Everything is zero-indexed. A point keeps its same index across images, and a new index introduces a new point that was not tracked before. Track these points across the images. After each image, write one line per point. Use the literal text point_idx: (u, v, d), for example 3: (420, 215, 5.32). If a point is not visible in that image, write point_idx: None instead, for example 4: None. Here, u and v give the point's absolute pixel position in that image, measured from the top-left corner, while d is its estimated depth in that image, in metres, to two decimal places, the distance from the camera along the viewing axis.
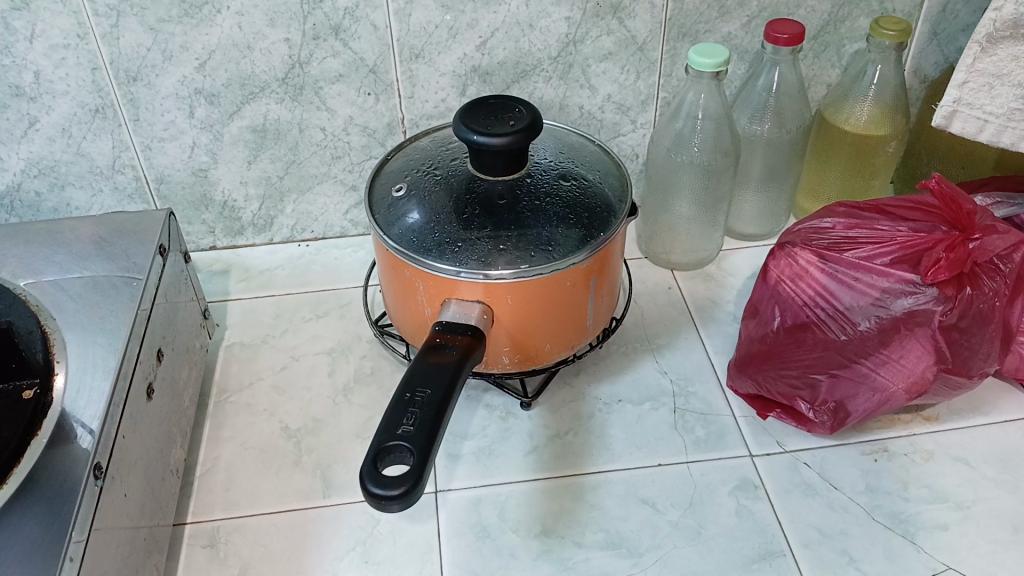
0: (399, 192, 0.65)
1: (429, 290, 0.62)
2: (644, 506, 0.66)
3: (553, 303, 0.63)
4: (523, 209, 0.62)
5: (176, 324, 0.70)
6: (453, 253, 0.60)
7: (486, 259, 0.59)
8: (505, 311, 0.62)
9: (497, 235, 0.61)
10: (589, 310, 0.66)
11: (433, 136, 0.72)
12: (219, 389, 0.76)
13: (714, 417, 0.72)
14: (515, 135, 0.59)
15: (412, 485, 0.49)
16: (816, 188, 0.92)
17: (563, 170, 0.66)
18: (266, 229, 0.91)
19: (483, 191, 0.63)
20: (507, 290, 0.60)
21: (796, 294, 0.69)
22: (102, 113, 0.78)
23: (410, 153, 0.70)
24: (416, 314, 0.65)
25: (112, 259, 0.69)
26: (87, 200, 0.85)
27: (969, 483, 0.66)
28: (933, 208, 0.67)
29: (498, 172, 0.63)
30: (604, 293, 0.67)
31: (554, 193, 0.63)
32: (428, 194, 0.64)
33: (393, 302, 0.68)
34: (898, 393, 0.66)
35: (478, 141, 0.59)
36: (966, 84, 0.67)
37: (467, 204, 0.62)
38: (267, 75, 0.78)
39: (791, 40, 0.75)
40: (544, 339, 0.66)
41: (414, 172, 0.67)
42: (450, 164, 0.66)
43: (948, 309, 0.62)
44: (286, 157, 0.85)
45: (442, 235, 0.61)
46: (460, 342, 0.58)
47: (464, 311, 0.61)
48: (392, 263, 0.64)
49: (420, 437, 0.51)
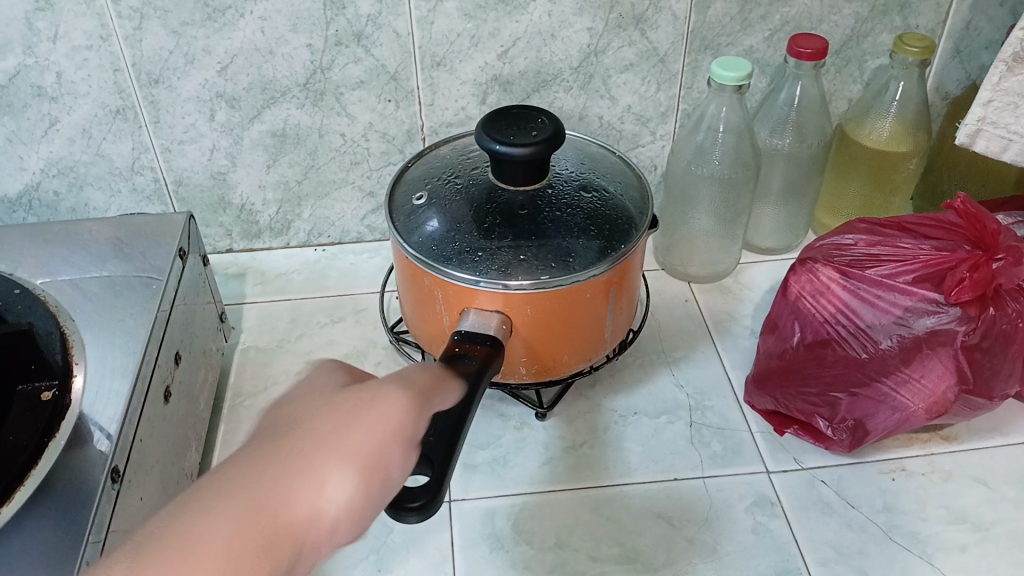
0: (419, 200, 0.65)
1: (448, 299, 0.62)
2: (660, 520, 0.65)
3: (571, 316, 0.63)
4: (544, 220, 0.61)
5: (193, 326, 0.70)
6: (473, 262, 0.60)
7: (506, 269, 0.59)
8: (524, 321, 0.62)
9: (518, 245, 0.60)
10: (608, 323, 0.66)
11: (455, 144, 0.72)
12: (234, 393, 0.76)
13: (731, 432, 0.72)
14: (537, 146, 0.59)
15: (423, 500, 0.50)
16: (835, 203, 0.91)
17: (584, 181, 0.66)
18: (283, 233, 0.91)
19: (504, 201, 0.62)
20: (526, 300, 0.60)
21: (817, 311, 0.69)
22: (123, 115, 0.78)
23: (430, 160, 0.70)
24: (434, 322, 0.65)
25: (130, 260, 0.69)
26: (105, 200, 0.85)
27: (988, 504, 0.66)
28: (956, 226, 0.67)
29: (519, 184, 0.62)
30: (622, 306, 0.67)
31: (576, 204, 0.63)
32: (449, 202, 0.64)
33: (411, 311, 0.68)
34: (918, 412, 0.65)
35: (500, 151, 0.59)
36: (991, 103, 0.67)
37: (487, 214, 0.62)
38: (288, 80, 0.78)
39: (814, 54, 0.75)
40: (562, 351, 0.66)
41: (435, 181, 0.67)
42: (471, 173, 0.66)
43: (971, 329, 0.62)
44: (305, 162, 0.85)
45: (462, 244, 0.61)
46: (478, 353, 0.58)
47: (483, 320, 0.61)
48: (411, 272, 0.64)
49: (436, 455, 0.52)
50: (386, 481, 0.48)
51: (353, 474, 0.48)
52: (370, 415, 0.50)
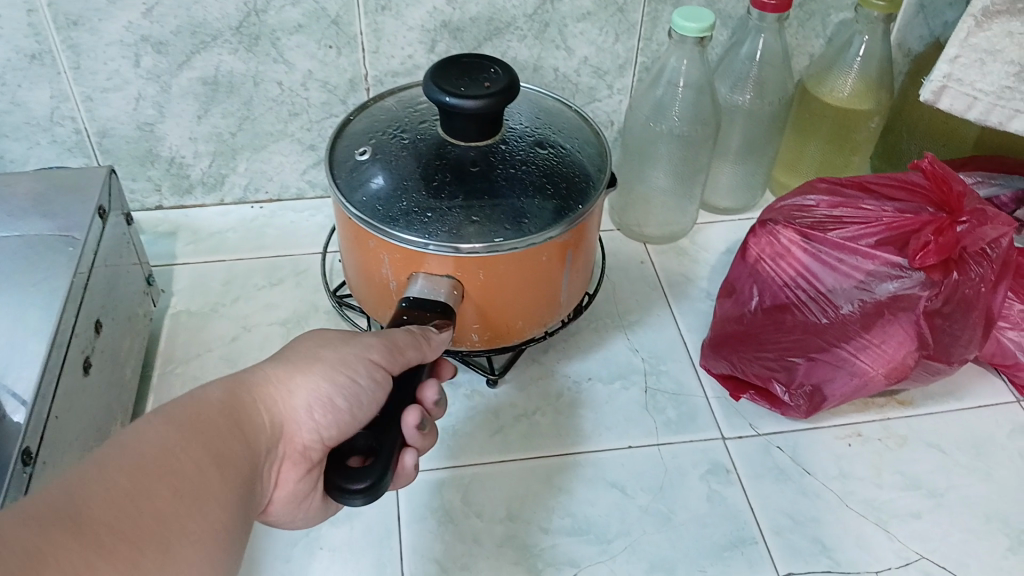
0: (362, 155, 0.61)
1: (394, 262, 0.58)
2: (613, 489, 0.63)
3: (525, 280, 0.59)
4: (498, 178, 0.58)
5: (118, 290, 0.65)
6: (422, 224, 0.56)
7: (457, 231, 0.55)
8: (477, 286, 0.58)
9: (470, 205, 0.56)
10: (563, 288, 0.63)
11: (402, 96, 0.67)
12: (165, 359, 0.72)
13: (686, 398, 0.70)
14: (490, 99, 0.55)
15: (379, 476, 0.44)
16: (794, 162, 0.89)
17: (539, 136, 0.62)
18: (218, 189, 0.85)
19: (455, 156, 0.58)
20: (478, 264, 0.57)
21: (777, 274, 0.67)
22: (39, 59, 0.72)
23: (375, 112, 0.65)
24: (380, 287, 0.61)
25: (51, 217, 0.63)
26: (23, 152, 0.78)
27: (942, 469, 0.65)
28: (920, 188, 0.65)
29: (470, 136, 0.58)
30: (577, 271, 0.63)
31: (531, 161, 0.59)
32: (395, 158, 0.59)
33: (355, 275, 0.64)
34: (877, 378, 0.64)
35: (450, 103, 0.54)
36: (958, 59, 0.65)
37: (436, 171, 0.58)
38: (220, 23, 0.72)
39: (778, 6, 0.72)
40: (515, 318, 0.62)
41: (379, 135, 0.62)
42: (419, 127, 0.62)
43: (933, 294, 0.60)
44: (240, 112, 0.79)
45: (410, 204, 0.57)
46: (432, 320, 0.55)
47: (433, 286, 0.57)
48: (354, 233, 0.59)
49: (395, 431, 0.47)
50: (359, 405, 0.47)
51: (336, 393, 0.46)
52: (347, 345, 0.48)
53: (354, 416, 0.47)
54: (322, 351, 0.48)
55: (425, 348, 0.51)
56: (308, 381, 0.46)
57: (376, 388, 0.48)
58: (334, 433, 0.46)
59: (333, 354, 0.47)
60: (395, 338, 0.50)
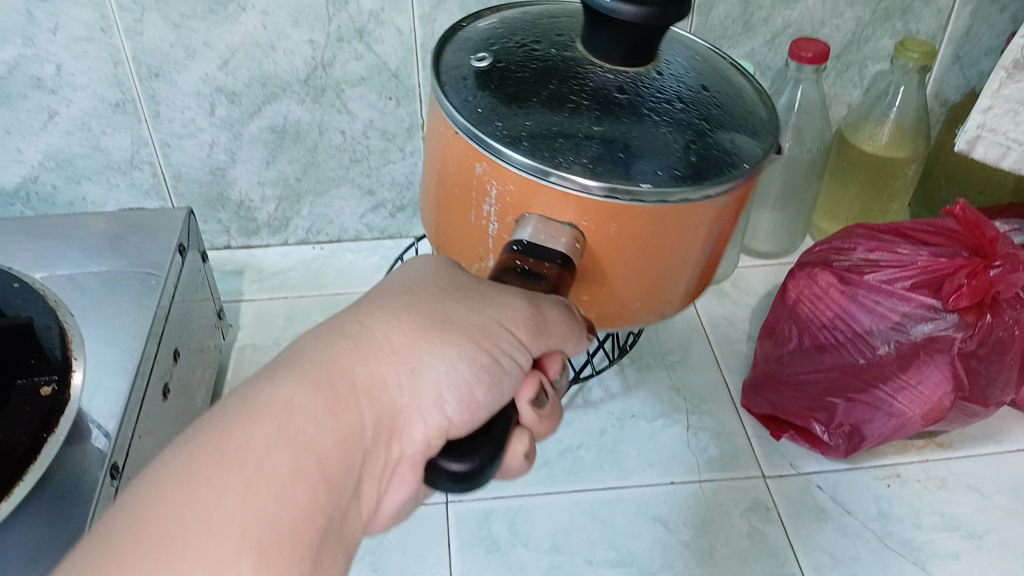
0: (479, 62, 0.49)
1: (502, 197, 0.46)
2: (655, 524, 0.65)
3: (660, 245, 0.46)
4: (649, 110, 0.46)
5: (191, 323, 0.70)
6: (550, 149, 0.44)
7: (595, 166, 0.43)
8: (605, 244, 0.46)
9: (612, 137, 0.44)
10: (698, 271, 0.51)
11: (524, 11, 0.56)
12: (230, 390, 0.76)
13: (728, 437, 0.72)
14: (659, 5, 0.43)
15: (484, 460, 0.37)
16: (833, 208, 0.92)
17: (697, 79, 0.51)
18: (281, 230, 0.90)
19: (596, 82, 0.47)
20: (614, 213, 0.44)
21: (816, 315, 0.69)
22: (122, 108, 0.78)
23: (494, 24, 0.54)
24: (477, 232, 0.49)
25: (126, 255, 0.69)
26: (103, 194, 0.84)
27: (981, 511, 0.66)
28: (954, 232, 0.67)
29: (613, 59, 0.48)
30: (717, 246, 0.50)
31: (688, 101, 0.48)
32: (519, 71, 0.48)
33: (438, 207, 0.52)
34: (914, 419, 0.65)
35: (606, 7, 0.43)
36: (991, 110, 0.67)
37: (572, 92, 0.46)
38: (289, 76, 0.78)
39: (815, 59, 0.75)
40: (632, 294, 0.49)
41: (502, 43, 0.51)
42: (553, 40, 0.50)
43: (968, 336, 0.62)
44: (304, 159, 0.84)
45: (535, 124, 0.45)
46: (549, 271, 0.43)
47: (550, 233, 0.44)
48: (456, 152, 0.47)
49: (510, 409, 0.40)
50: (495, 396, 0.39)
51: (460, 374, 0.38)
52: (483, 308, 0.40)
53: (488, 407, 0.38)
54: (450, 313, 0.39)
55: (572, 329, 0.42)
56: (428, 355, 0.37)
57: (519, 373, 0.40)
58: (460, 426, 0.37)
59: (462, 322, 0.39)
60: (547, 313, 0.41)
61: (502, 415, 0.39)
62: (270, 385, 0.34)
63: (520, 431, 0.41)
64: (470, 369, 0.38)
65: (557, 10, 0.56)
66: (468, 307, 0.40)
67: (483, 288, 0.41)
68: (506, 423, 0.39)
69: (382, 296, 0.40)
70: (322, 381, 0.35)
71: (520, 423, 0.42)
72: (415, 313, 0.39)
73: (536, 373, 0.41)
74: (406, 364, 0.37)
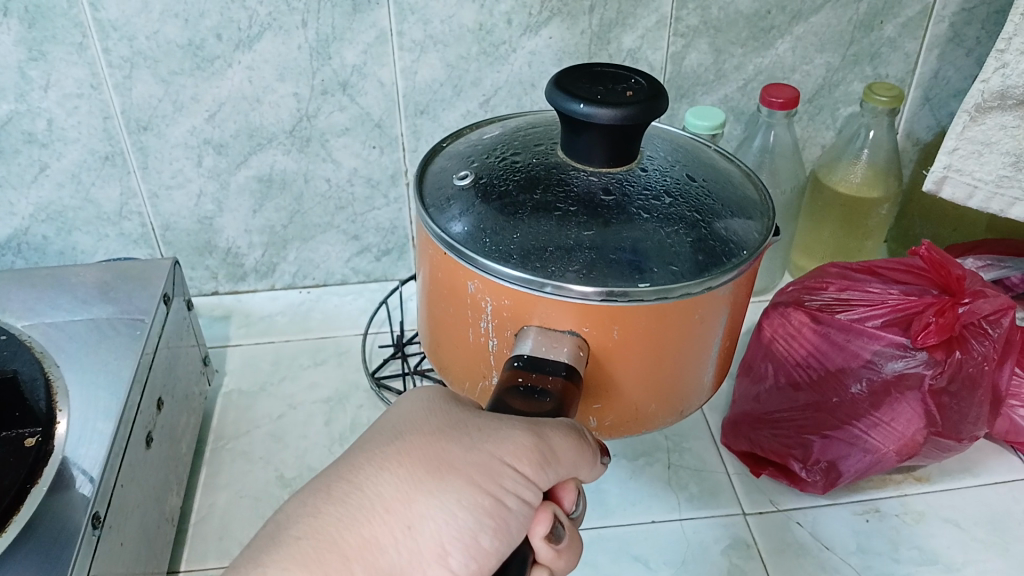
0: (462, 180, 0.51)
1: (499, 311, 0.47)
2: (636, 562, 0.65)
3: (667, 343, 0.47)
4: (637, 209, 0.47)
5: (177, 371, 0.71)
6: (541, 262, 0.45)
7: (589, 272, 0.44)
8: (607, 347, 0.47)
9: (603, 241, 0.45)
10: (710, 365, 0.52)
11: (504, 123, 0.58)
12: (216, 436, 0.77)
13: (708, 474, 0.73)
14: (632, 107, 0.45)
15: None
16: (810, 246, 0.93)
17: (682, 170, 0.52)
18: (268, 276, 0.92)
19: (582, 186, 0.48)
20: (611, 316, 0.45)
21: (790, 353, 0.71)
22: (112, 160, 0.80)
23: (472, 140, 0.56)
24: (476, 347, 0.50)
25: (115, 302, 0.70)
26: (93, 244, 0.86)
27: (959, 545, 0.67)
28: (924, 272, 0.70)
29: (596, 162, 0.49)
30: (727, 339, 0.52)
31: (676, 194, 0.49)
32: (503, 184, 0.49)
33: (436, 327, 0.53)
34: (889, 455, 0.67)
35: (583, 112, 0.45)
36: (957, 151, 0.68)
37: (559, 199, 0.47)
38: (275, 127, 0.80)
39: (785, 104, 0.77)
40: (644, 397, 0.50)
41: (482, 157, 0.53)
42: (534, 149, 0.52)
43: (937, 372, 0.64)
44: (290, 207, 0.86)
45: (526, 238, 0.46)
46: (554, 385, 0.44)
47: (551, 344, 0.46)
48: (447, 275, 0.49)
49: (524, 546, 0.41)
50: (506, 535, 0.39)
51: (460, 523, 0.38)
52: (483, 445, 0.41)
53: (495, 552, 0.39)
54: (447, 456, 0.41)
55: (583, 454, 0.43)
56: (424, 509, 0.39)
57: (525, 509, 0.40)
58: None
59: (460, 464, 0.40)
60: (552, 442, 0.41)
61: (515, 556, 0.40)
62: (258, 571, 0.36)
63: (537, 568, 0.42)
64: (471, 515, 0.39)
65: (535, 119, 0.58)
66: (466, 446, 0.41)
67: (483, 422, 0.42)
68: (519, 564, 0.40)
69: (378, 442, 0.42)
70: (312, 558, 0.36)
71: (538, 560, 0.42)
72: (410, 463, 0.40)
73: (549, 506, 0.42)
74: (402, 522, 0.38)
